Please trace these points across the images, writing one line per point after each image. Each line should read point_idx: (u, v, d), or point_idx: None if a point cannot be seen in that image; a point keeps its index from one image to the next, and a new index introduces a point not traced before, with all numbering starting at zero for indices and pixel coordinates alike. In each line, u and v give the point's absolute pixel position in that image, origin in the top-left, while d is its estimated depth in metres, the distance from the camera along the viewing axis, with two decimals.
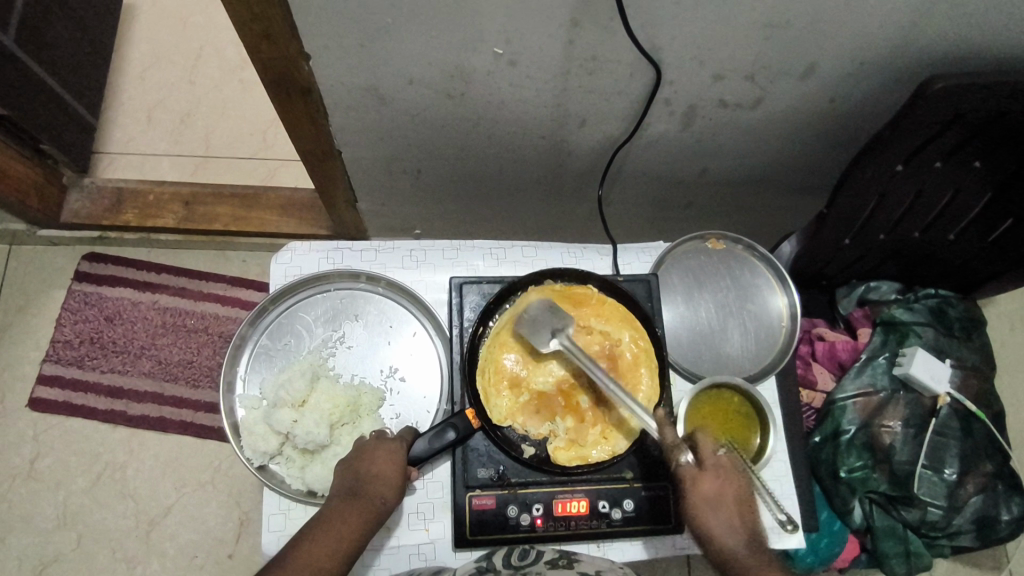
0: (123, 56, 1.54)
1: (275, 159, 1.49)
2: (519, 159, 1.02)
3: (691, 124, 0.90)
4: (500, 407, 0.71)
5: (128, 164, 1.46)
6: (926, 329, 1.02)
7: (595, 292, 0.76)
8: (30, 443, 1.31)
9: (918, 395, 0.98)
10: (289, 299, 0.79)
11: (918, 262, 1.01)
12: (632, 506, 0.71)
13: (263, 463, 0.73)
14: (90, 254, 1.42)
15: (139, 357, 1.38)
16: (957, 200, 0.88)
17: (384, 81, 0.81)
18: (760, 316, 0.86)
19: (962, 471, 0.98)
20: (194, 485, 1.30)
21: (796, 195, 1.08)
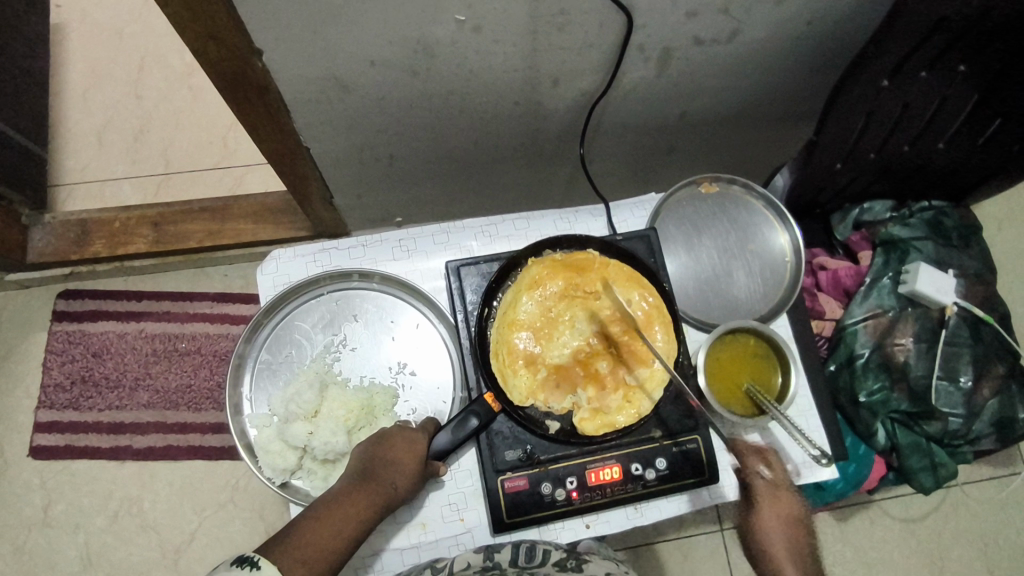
0: (61, 80, 1.46)
1: (239, 166, 1.43)
2: (495, 129, 0.98)
3: (667, 68, 0.87)
4: (520, 388, 0.69)
5: (88, 193, 1.39)
6: (926, 243, 1.01)
7: (596, 255, 0.73)
8: (39, 492, 1.28)
9: (926, 309, 0.97)
10: (283, 310, 0.76)
11: (908, 177, 0.99)
12: (665, 464, 0.71)
13: (285, 480, 0.70)
14: (65, 292, 1.37)
15: (134, 389, 1.34)
16: (943, 109, 0.85)
17: (344, 67, 0.76)
18: (764, 255, 0.85)
19: (976, 377, 0.99)
20: (215, 507, 1.28)
21: (779, 126, 1.06)
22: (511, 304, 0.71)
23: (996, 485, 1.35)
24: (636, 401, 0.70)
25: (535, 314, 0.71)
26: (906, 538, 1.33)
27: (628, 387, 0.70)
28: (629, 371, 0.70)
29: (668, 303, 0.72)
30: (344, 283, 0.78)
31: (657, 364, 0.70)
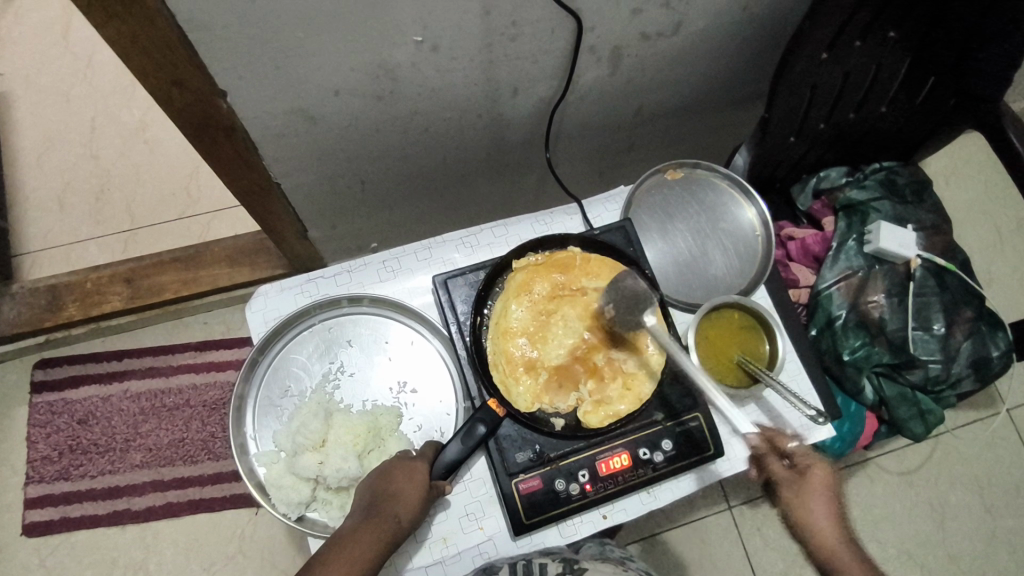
0: (14, 148, 1.43)
1: (206, 212, 1.43)
2: (460, 144, 1.00)
3: (619, 66, 0.90)
4: (523, 394, 0.71)
5: (54, 258, 1.37)
6: (882, 202, 1.05)
7: (578, 252, 0.76)
8: (38, 571, 1.24)
9: (892, 264, 1.02)
10: (277, 344, 0.76)
11: (857, 141, 1.06)
12: (671, 445, 0.73)
13: (300, 513, 0.70)
14: (41, 361, 1.33)
15: (126, 450, 1.31)
16: (881, 74, 0.92)
17: (307, 99, 0.77)
18: (735, 232, 0.88)
19: (949, 323, 1.03)
20: (223, 560, 1.26)
21: (731, 109, 1.11)
22: (502, 312, 0.73)
23: (980, 426, 1.40)
24: (635, 386, 0.72)
25: (527, 320, 0.73)
26: (904, 490, 1.37)
27: (626, 375, 0.72)
28: (624, 360, 0.73)
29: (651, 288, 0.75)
30: (334, 310, 0.78)
31: (650, 348, 0.73)
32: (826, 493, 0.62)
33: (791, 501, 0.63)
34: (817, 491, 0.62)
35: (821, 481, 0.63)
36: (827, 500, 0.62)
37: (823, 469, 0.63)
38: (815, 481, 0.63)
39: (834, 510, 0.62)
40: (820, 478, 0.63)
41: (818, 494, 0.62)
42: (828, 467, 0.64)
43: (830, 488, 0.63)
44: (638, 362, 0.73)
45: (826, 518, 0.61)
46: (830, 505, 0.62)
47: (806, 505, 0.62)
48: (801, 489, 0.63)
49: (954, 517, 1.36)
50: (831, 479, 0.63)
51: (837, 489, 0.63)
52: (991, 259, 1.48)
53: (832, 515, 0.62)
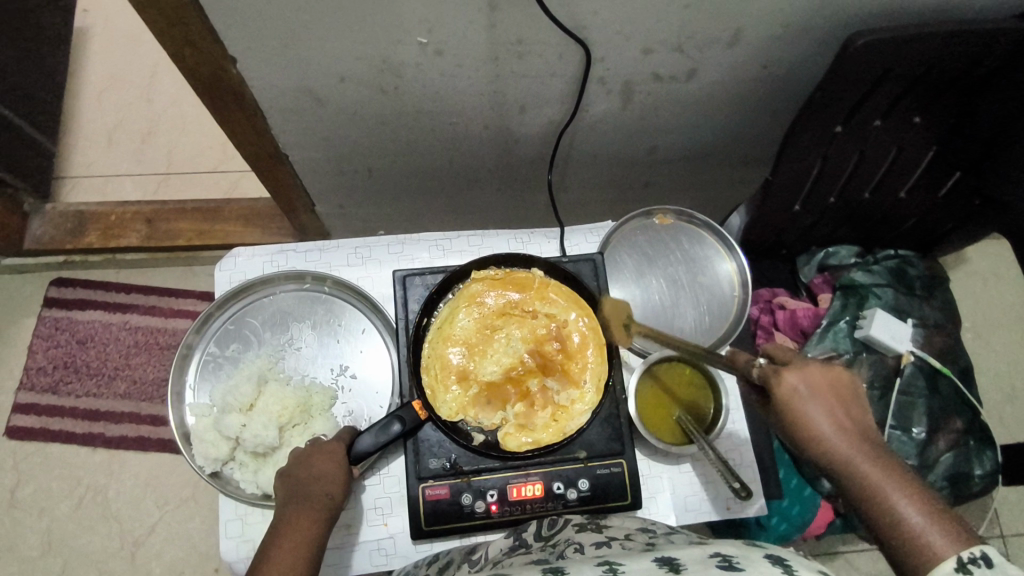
0: (79, 79, 1.54)
1: (236, 171, 1.49)
2: (467, 151, 1.02)
3: (630, 101, 0.90)
4: (449, 403, 0.71)
5: (91, 187, 1.45)
6: (886, 289, 1.02)
7: (539, 275, 0.76)
8: (10, 472, 1.31)
9: (881, 356, 0.99)
10: (236, 306, 0.79)
11: (872, 225, 1.02)
12: (587, 485, 0.72)
13: (216, 470, 0.72)
14: (57, 279, 1.42)
15: (113, 378, 1.38)
16: (900, 162, 0.89)
17: (314, 79, 0.80)
18: (712, 288, 0.86)
19: (932, 429, 0.98)
20: (176, 502, 1.31)
21: (749, 166, 1.08)
22: (448, 319, 0.74)
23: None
24: (562, 419, 0.71)
25: (470, 330, 0.73)
26: None
27: (556, 407, 0.72)
28: (557, 391, 0.72)
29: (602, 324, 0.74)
30: (298, 285, 0.81)
31: (586, 385, 0.72)
32: (820, 404, 0.56)
33: (792, 422, 0.57)
34: (812, 402, 0.56)
35: (805, 390, 0.57)
36: (827, 410, 0.56)
37: (814, 379, 0.57)
38: (799, 399, 0.56)
39: (837, 416, 0.56)
40: (807, 392, 0.56)
41: (810, 408, 0.56)
42: (812, 372, 0.57)
43: (829, 394, 0.57)
44: (572, 395, 0.72)
45: (833, 433, 0.55)
46: (840, 411, 0.57)
47: (806, 425, 0.56)
48: (792, 411, 0.56)
49: None
50: (827, 386, 0.57)
51: (840, 394, 0.57)
52: (1012, 373, 1.39)
53: (838, 428, 0.56)
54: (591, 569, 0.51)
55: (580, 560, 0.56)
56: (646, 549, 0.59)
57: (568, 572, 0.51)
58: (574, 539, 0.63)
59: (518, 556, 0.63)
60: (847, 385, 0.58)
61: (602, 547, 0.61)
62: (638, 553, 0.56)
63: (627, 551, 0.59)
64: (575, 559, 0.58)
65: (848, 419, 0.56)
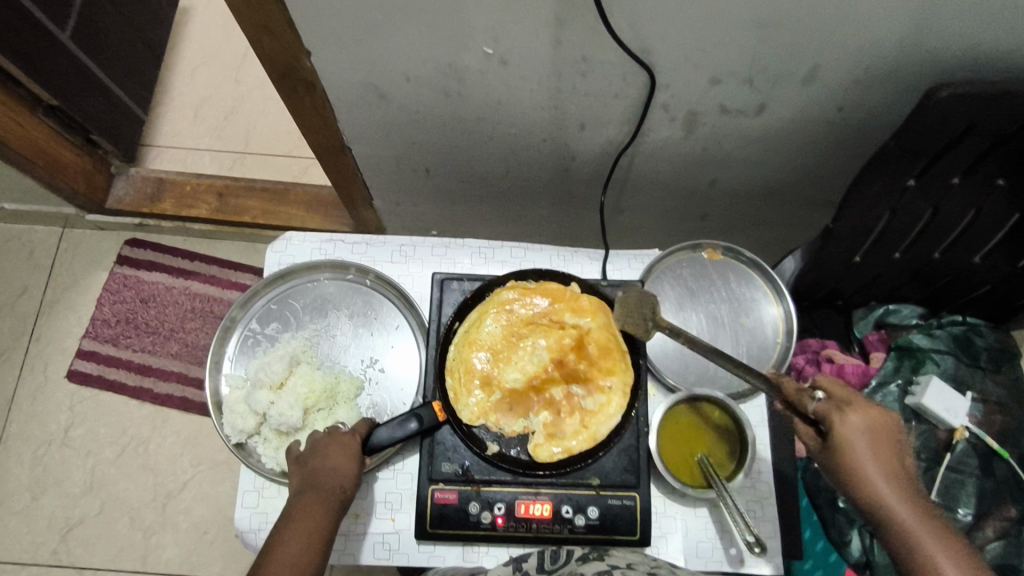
0: (176, 55, 1.64)
1: (307, 157, 1.56)
2: (524, 163, 1.03)
3: (694, 131, 0.88)
4: (471, 407, 0.71)
5: (172, 157, 1.54)
6: (946, 357, 0.95)
7: (572, 290, 0.74)
8: (66, 412, 1.40)
9: (932, 428, 0.93)
10: (279, 287, 0.82)
11: (939, 287, 0.96)
12: (596, 513, 0.70)
13: (241, 441, 0.75)
14: (132, 240, 1.51)
15: (168, 338, 1.46)
16: (975, 225, 0.84)
17: (383, 78, 0.83)
18: (754, 331, 0.83)
19: (979, 513, 0.90)
20: (210, 464, 1.38)
21: (812, 210, 1.04)
22: (476, 323, 0.73)
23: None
24: (592, 426, 0.71)
25: (497, 337, 0.73)
26: None
27: (584, 413, 0.71)
28: (584, 397, 0.71)
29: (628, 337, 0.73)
30: (340, 275, 0.83)
31: (614, 391, 0.71)
32: (872, 451, 0.59)
33: (844, 462, 0.60)
34: (865, 449, 0.60)
35: (862, 430, 0.60)
36: (877, 456, 0.59)
37: (872, 427, 0.60)
38: (852, 437, 0.60)
39: (884, 462, 0.59)
40: (864, 431, 0.60)
41: (862, 456, 0.59)
42: (871, 419, 0.60)
43: (878, 443, 0.60)
44: (600, 402, 0.71)
45: (879, 479, 0.59)
46: (886, 458, 0.60)
47: (853, 469, 0.60)
48: (847, 455, 0.60)
49: None
50: (877, 433, 0.60)
51: (891, 440, 0.60)
52: None
53: (884, 473, 0.59)
54: None
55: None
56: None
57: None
58: (576, 569, 0.64)
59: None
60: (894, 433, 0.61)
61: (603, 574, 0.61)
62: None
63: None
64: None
65: (891, 465, 0.60)
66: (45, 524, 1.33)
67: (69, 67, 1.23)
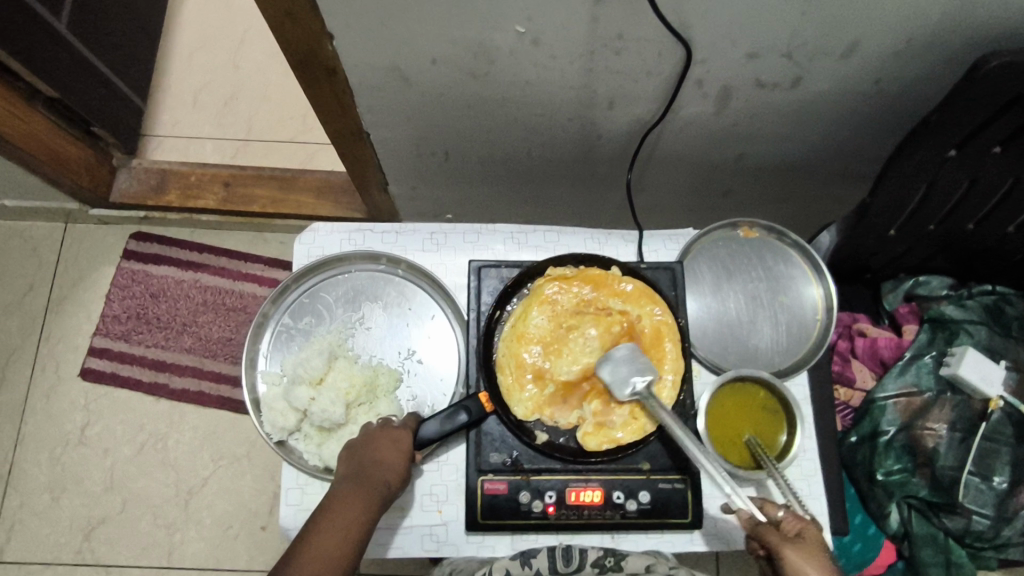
0: (171, 40, 1.58)
1: (313, 143, 1.52)
2: (547, 143, 1.00)
3: (726, 107, 0.86)
4: (524, 403, 0.70)
5: (173, 146, 1.50)
6: (979, 327, 0.95)
7: (617, 275, 0.74)
8: (80, 411, 1.38)
9: (967, 397, 0.92)
10: (311, 280, 0.80)
11: (970, 257, 0.95)
12: (647, 498, 0.70)
13: (281, 439, 0.74)
14: (137, 234, 1.48)
15: (181, 333, 1.43)
16: (1015, 193, 0.82)
17: (407, 60, 0.80)
18: (793, 309, 0.82)
19: (1014, 480, 0.91)
20: (231, 458, 1.36)
21: (840, 183, 1.03)
22: (522, 316, 0.72)
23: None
24: (641, 416, 0.69)
25: (545, 329, 0.72)
26: None
27: (634, 403, 0.70)
28: None
29: (677, 322, 0.73)
30: (372, 265, 0.81)
31: (665, 379, 0.70)
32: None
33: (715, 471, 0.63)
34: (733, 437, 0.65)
35: None
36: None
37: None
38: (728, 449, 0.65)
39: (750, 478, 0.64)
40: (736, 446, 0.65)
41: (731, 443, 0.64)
42: None
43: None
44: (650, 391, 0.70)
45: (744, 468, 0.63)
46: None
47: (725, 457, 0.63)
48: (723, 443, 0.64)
49: None
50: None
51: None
52: None
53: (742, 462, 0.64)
54: None
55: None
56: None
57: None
58: None
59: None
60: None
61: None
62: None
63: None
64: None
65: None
66: (67, 524, 1.32)
67: (66, 57, 1.18)
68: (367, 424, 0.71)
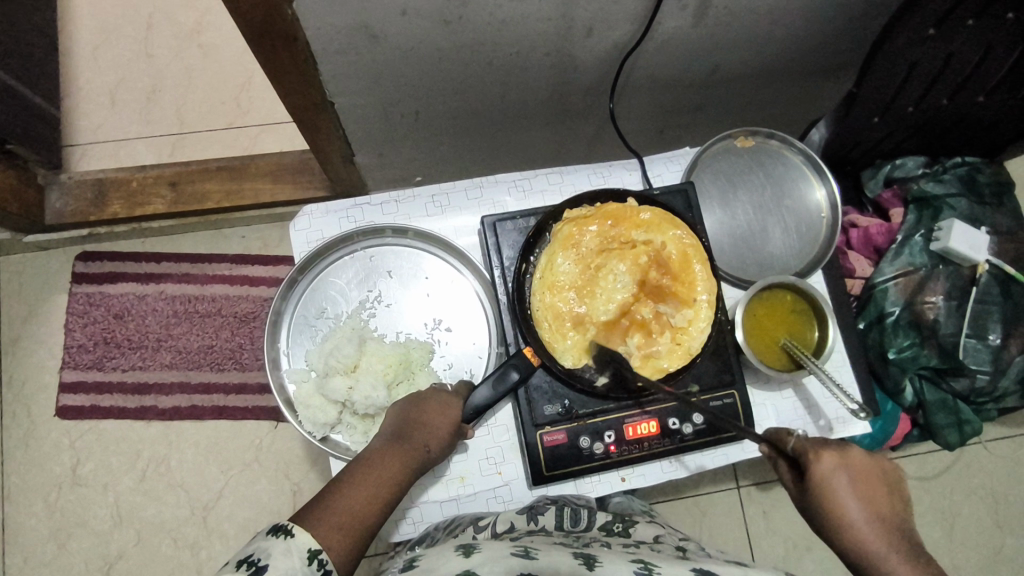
0: (70, 37, 1.43)
1: (254, 125, 1.41)
2: (522, 85, 0.96)
3: (704, 18, 0.84)
4: (569, 352, 0.69)
5: (102, 154, 1.37)
6: (959, 199, 0.99)
7: (633, 205, 0.71)
8: (68, 451, 1.30)
9: (957, 267, 0.97)
10: (318, 266, 0.76)
11: (944, 134, 0.97)
12: (701, 419, 0.72)
13: (325, 434, 0.72)
14: (83, 254, 1.36)
15: (157, 350, 1.35)
16: (978, 72, 0.83)
17: (374, 14, 0.74)
18: (799, 211, 0.84)
19: (1005, 334, 0.98)
20: (241, 466, 1.31)
21: (812, 81, 1.04)
22: (548, 266, 0.70)
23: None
24: (685, 341, 0.69)
25: (574, 273, 0.70)
26: (924, 495, 1.29)
27: (674, 330, 0.70)
28: (672, 314, 0.70)
29: (701, 243, 0.72)
30: (378, 239, 0.77)
31: (699, 301, 0.69)
32: (857, 493, 0.58)
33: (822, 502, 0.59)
34: (850, 487, 0.59)
35: (844, 474, 0.59)
36: (864, 496, 0.59)
37: (858, 470, 0.59)
38: (831, 480, 0.59)
39: (868, 510, 0.58)
40: (839, 475, 0.59)
41: (847, 497, 0.58)
42: (845, 460, 0.60)
43: (867, 483, 0.59)
44: (687, 315, 0.70)
45: (872, 528, 0.57)
46: (876, 502, 0.59)
47: (842, 514, 0.58)
48: (831, 496, 0.58)
49: (969, 536, 1.28)
50: (859, 471, 0.60)
51: (885, 485, 0.60)
52: None
53: (873, 518, 0.58)
54: (626, 565, 0.54)
55: (612, 552, 0.59)
56: (677, 557, 0.61)
57: (602, 563, 0.54)
58: (602, 537, 0.66)
59: (539, 536, 0.64)
60: (888, 478, 0.61)
61: (630, 546, 0.64)
62: (671, 559, 0.59)
63: (657, 553, 0.62)
64: (603, 548, 0.62)
65: (883, 509, 0.59)
66: (83, 567, 1.26)
67: None
68: (422, 388, 0.70)
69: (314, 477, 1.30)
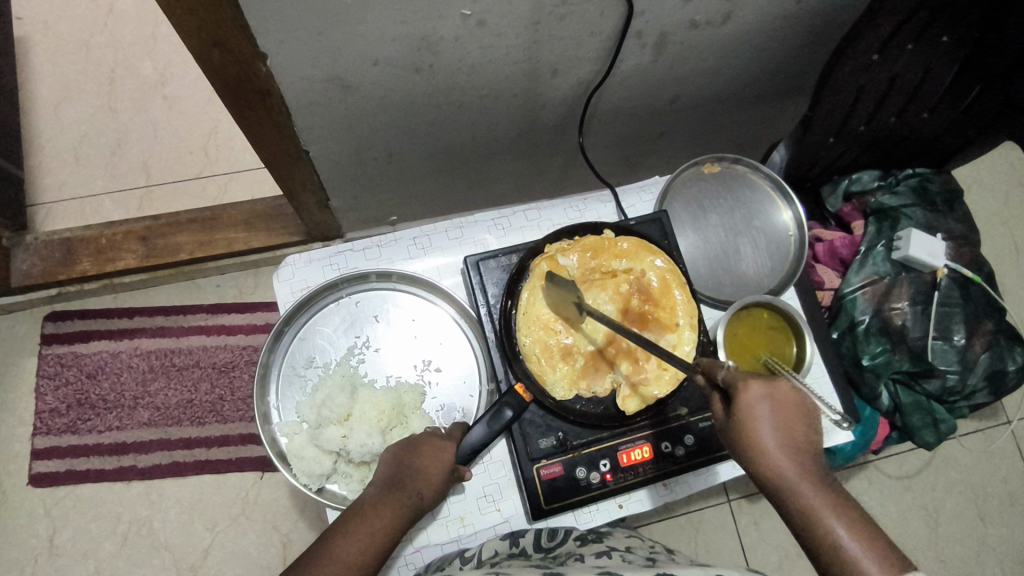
0: (30, 95, 1.41)
1: (222, 173, 1.41)
2: (492, 125, 0.98)
3: (663, 53, 0.87)
4: (559, 384, 0.70)
5: (68, 212, 1.35)
6: (914, 209, 1.04)
7: (611, 236, 0.74)
8: (44, 521, 1.25)
9: (919, 272, 1.02)
10: (304, 317, 0.76)
11: (892, 147, 1.02)
12: (692, 440, 0.73)
13: (321, 485, 0.71)
14: (52, 314, 1.33)
15: (134, 408, 1.31)
16: (926, 83, 0.88)
17: (347, 67, 0.75)
18: (768, 230, 0.87)
19: (969, 334, 1.04)
20: (227, 521, 1.27)
21: (768, 105, 1.09)
22: (531, 304, 0.71)
23: (995, 433, 1.36)
24: (670, 367, 0.70)
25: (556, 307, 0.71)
26: (907, 493, 1.33)
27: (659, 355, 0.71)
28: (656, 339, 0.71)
29: (679, 267, 0.74)
30: (363, 285, 0.78)
31: (682, 325, 0.71)
32: (775, 420, 0.56)
33: (740, 428, 0.57)
34: (770, 415, 0.56)
35: (765, 402, 0.56)
36: (783, 426, 0.56)
37: (780, 401, 0.56)
38: (752, 410, 0.56)
39: (790, 439, 0.56)
40: (759, 407, 0.56)
41: (764, 424, 0.56)
42: (771, 388, 0.57)
43: (790, 413, 0.57)
44: (671, 341, 0.71)
45: (784, 452, 0.55)
46: (794, 434, 0.56)
47: (758, 443, 0.56)
48: (750, 426, 0.56)
49: (954, 529, 1.32)
50: (782, 403, 0.57)
51: (806, 416, 0.57)
52: None
53: (789, 447, 0.56)
54: None
55: (577, 567, 0.60)
56: (645, 565, 0.63)
57: None
58: (575, 551, 0.68)
59: (517, 560, 0.66)
60: (811, 410, 0.58)
61: (602, 558, 0.66)
62: (635, 568, 0.60)
63: (626, 564, 0.64)
64: (575, 565, 0.63)
65: (801, 441, 0.56)
66: None
67: None
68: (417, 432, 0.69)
69: (304, 526, 1.27)
